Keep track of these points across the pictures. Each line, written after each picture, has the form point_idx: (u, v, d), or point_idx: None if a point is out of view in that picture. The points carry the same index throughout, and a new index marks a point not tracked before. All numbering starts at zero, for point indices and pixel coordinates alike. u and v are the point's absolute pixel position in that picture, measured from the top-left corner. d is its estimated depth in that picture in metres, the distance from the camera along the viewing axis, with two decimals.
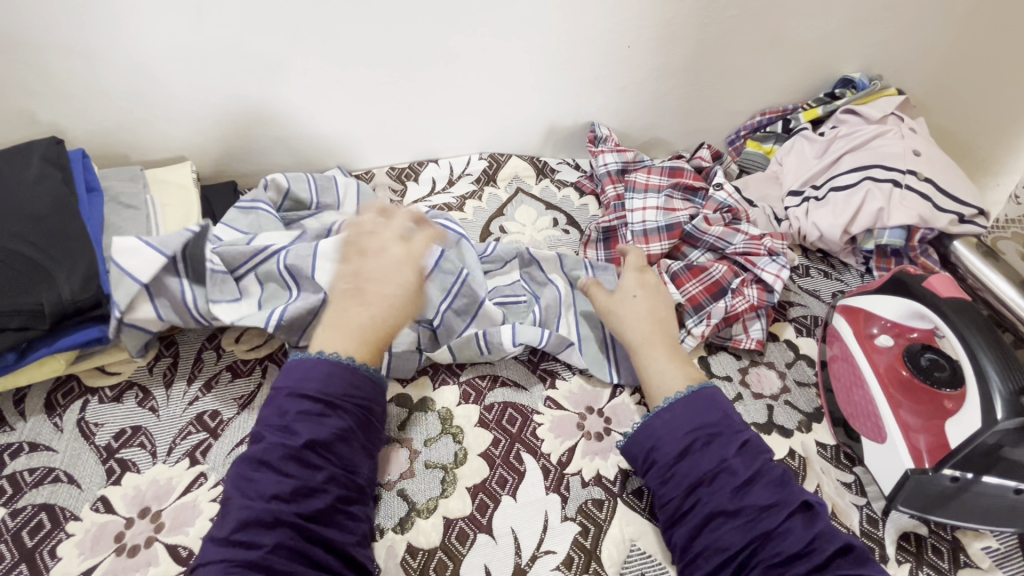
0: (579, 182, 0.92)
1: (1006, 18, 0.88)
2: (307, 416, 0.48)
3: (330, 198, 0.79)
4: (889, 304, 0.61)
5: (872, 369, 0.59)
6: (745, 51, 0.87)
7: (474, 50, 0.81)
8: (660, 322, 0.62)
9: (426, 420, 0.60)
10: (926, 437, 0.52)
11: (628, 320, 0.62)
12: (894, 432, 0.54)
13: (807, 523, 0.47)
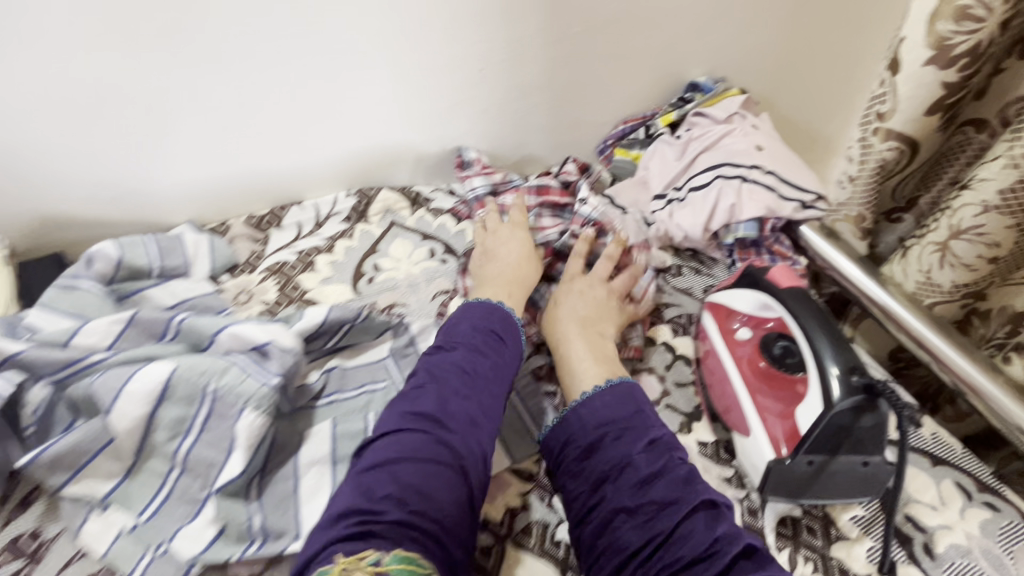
0: (455, 208, 0.90)
1: (818, 17, 0.96)
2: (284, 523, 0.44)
3: (176, 260, 0.72)
4: (741, 296, 0.63)
5: (734, 361, 0.61)
6: (596, 65, 0.90)
7: (319, 83, 0.77)
8: (580, 320, 0.67)
9: (271, 502, 0.53)
10: (783, 425, 0.54)
11: (554, 322, 0.67)
12: (757, 423, 0.56)
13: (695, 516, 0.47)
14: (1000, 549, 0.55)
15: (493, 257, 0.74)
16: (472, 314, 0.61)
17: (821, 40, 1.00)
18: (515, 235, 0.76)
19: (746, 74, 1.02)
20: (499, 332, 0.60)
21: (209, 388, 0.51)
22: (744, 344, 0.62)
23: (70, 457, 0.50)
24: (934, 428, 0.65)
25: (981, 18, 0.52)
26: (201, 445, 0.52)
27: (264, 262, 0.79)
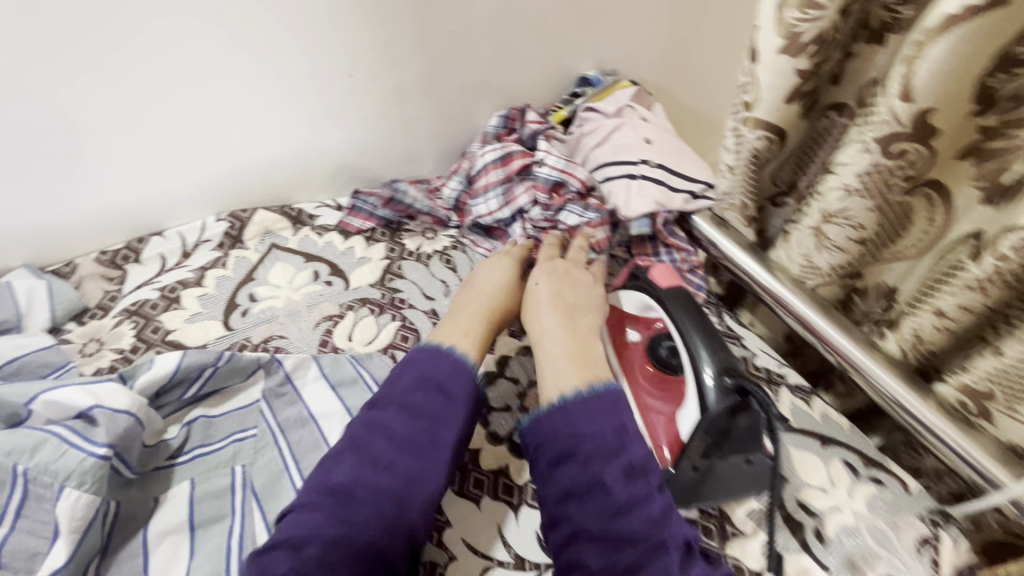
0: (342, 224, 0.84)
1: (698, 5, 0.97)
2: None
3: (6, 313, 0.63)
4: (629, 297, 0.66)
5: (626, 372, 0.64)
6: (479, 63, 0.86)
7: (162, 100, 0.69)
8: (560, 303, 0.64)
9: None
10: (666, 428, 0.57)
11: (534, 310, 0.64)
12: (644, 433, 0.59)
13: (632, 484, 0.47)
14: (885, 523, 0.56)
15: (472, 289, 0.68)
16: (434, 358, 0.57)
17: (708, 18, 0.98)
18: (501, 272, 0.70)
19: (635, 64, 1.01)
20: (453, 371, 0.56)
21: (22, 467, 0.45)
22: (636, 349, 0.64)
23: None
24: (822, 408, 0.67)
25: (823, 5, 0.51)
26: (18, 536, 0.44)
27: (119, 303, 0.71)
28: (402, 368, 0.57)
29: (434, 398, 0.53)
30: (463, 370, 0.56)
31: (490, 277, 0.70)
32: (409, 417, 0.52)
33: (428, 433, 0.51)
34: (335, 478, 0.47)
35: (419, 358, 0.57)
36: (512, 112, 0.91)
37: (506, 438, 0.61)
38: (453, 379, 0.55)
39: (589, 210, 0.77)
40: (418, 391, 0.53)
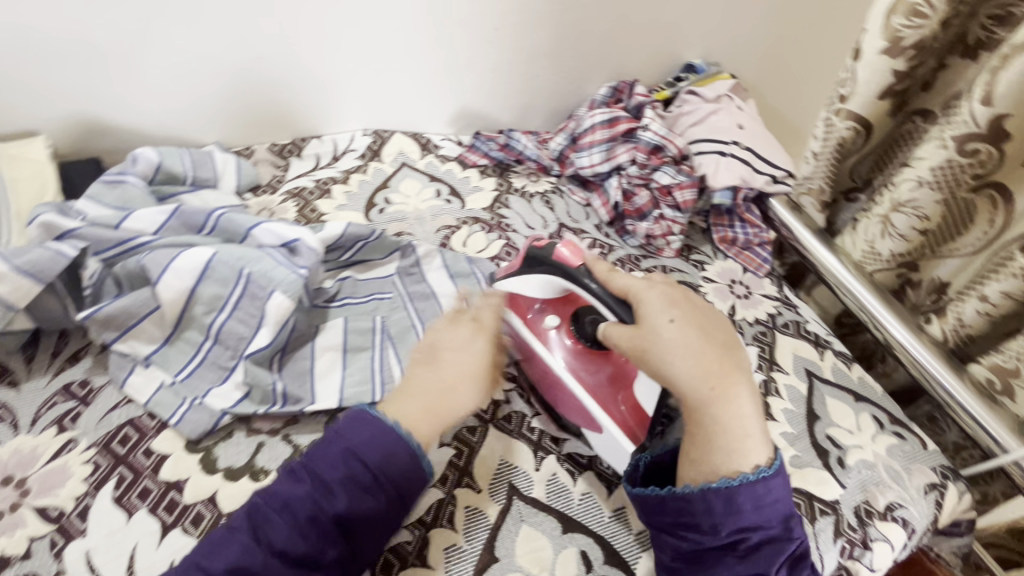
0: (461, 156, 0.98)
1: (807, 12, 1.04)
2: (352, 482, 0.46)
3: (207, 173, 0.79)
4: (541, 283, 0.61)
5: (554, 354, 0.62)
6: (601, 36, 0.99)
7: (350, 24, 0.85)
8: (715, 348, 0.52)
9: (291, 375, 0.61)
10: (626, 403, 0.58)
11: (656, 367, 0.52)
12: (603, 418, 0.57)
13: (761, 505, 0.48)
14: (900, 466, 0.66)
15: (433, 358, 0.56)
16: (364, 428, 0.49)
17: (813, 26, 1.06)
18: (475, 341, 0.57)
19: (735, 56, 1.10)
20: (394, 455, 0.48)
21: (246, 270, 0.59)
22: (553, 332, 0.63)
23: (120, 318, 0.57)
24: (861, 373, 0.76)
25: (928, 15, 0.61)
26: (234, 321, 0.59)
27: (284, 185, 0.87)
28: (335, 437, 0.49)
29: (406, 462, 0.48)
30: (388, 434, 0.49)
31: (456, 343, 0.57)
32: (371, 482, 0.47)
33: (347, 487, 0.46)
34: (304, 507, 0.45)
35: (354, 425, 0.49)
36: (621, 85, 1.03)
37: None
38: (397, 464, 0.48)
39: (681, 174, 0.88)
40: (339, 467, 0.47)
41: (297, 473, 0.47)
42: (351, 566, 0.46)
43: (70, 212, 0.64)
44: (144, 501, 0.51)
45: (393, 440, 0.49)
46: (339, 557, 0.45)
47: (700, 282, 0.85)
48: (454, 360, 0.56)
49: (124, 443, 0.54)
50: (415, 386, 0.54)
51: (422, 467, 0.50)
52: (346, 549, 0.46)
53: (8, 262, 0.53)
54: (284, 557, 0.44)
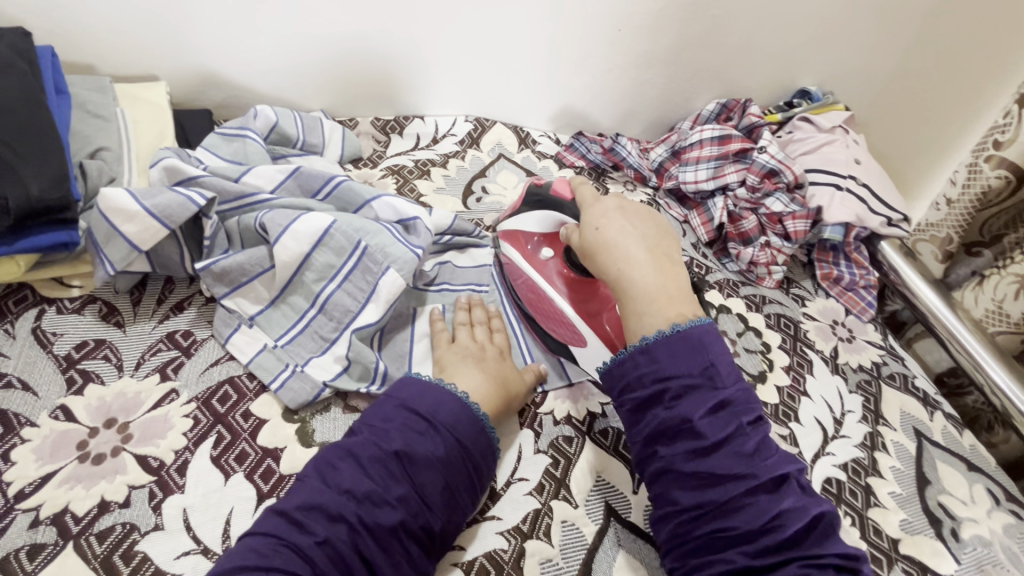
0: (559, 155, 0.96)
1: (942, 43, 0.96)
2: (411, 432, 0.47)
3: (316, 138, 0.77)
4: (535, 217, 0.64)
5: (550, 282, 0.62)
6: (721, 49, 0.95)
7: (475, 7, 0.83)
8: (644, 236, 0.56)
9: (391, 356, 0.59)
10: (609, 321, 0.60)
11: (609, 259, 0.54)
12: (588, 331, 0.59)
13: (697, 393, 0.47)
14: (1018, 547, 0.61)
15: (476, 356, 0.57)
16: (413, 386, 0.50)
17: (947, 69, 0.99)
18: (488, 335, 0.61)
19: (852, 84, 1.03)
20: (444, 401, 0.49)
21: (363, 242, 0.58)
22: (549, 262, 0.63)
23: (233, 274, 0.57)
24: (972, 440, 0.71)
25: None
26: (342, 292, 0.57)
27: (384, 161, 0.85)
28: (388, 397, 0.50)
29: (458, 410, 0.49)
30: (454, 399, 0.50)
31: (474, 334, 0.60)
32: (427, 428, 0.47)
33: (413, 443, 0.46)
34: (366, 449, 0.45)
35: (407, 385, 0.50)
36: (733, 102, 0.99)
37: None
38: (448, 411, 0.48)
39: (794, 203, 0.84)
40: (394, 418, 0.48)
41: (355, 433, 0.48)
42: (424, 514, 0.44)
43: (190, 158, 0.64)
44: (241, 465, 0.49)
45: (458, 405, 0.49)
46: (404, 496, 0.44)
47: (801, 318, 0.80)
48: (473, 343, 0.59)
49: (223, 402, 0.53)
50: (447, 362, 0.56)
51: (484, 424, 0.50)
52: (411, 490, 0.44)
53: (137, 202, 0.52)
54: (366, 522, 0.42)
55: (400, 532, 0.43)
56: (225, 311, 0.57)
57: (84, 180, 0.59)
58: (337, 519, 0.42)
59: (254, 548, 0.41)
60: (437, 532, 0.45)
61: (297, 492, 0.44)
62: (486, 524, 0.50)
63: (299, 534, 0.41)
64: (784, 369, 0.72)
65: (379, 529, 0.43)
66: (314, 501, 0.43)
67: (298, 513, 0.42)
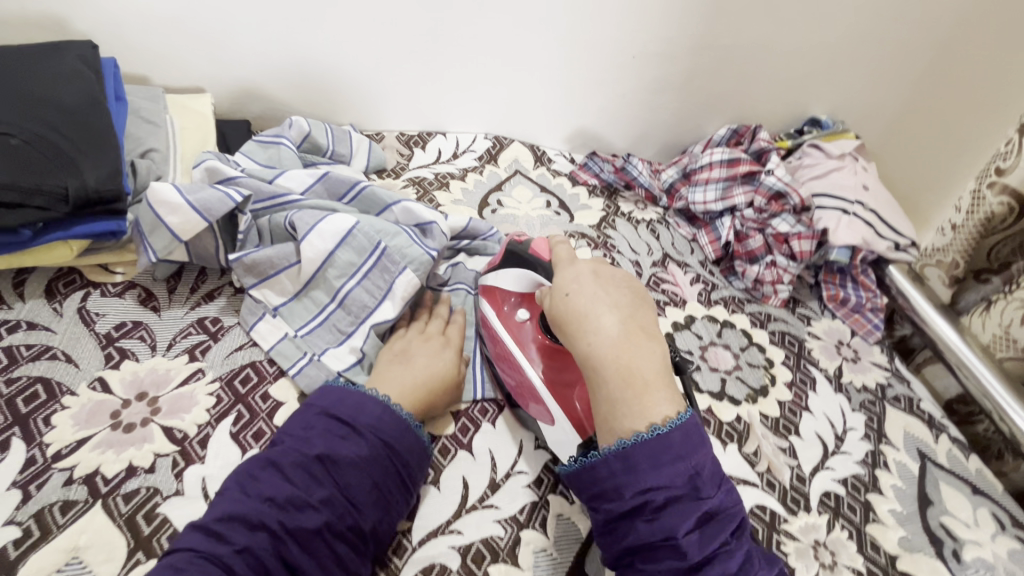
0: (573, 172, 0.99)
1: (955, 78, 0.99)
2: (331, 435, 0.46)
3: (344, 150, 0.83)
4: (512, 277, 0.60)
5: (523, 350, 0.58)
6: (732, 78, 0.99)
7: (497, 34, 0.89)
8: (620, 309, 0.51)
9: None
10: (579, 399, 0.55)
11: (580, 331, 0.50)
12: (555, 408, 0.54)
13: (659, 464, 0.43)
14: None
15: (408, 357, 0.57)
16: (332, 392, 0.50)
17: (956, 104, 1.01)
18: (444, 351, 0.59)
19: (864, 116, 1.07)
20: (364, 402, 0.49)
21: (383, 244, 0.62)
22: (525, 325, 0.59)
23: (262, 266, 0.61)
24: (979, 465, 0.70)
25: None
26: (360, 289, 0.61)
27: (406, 173, 0.90)
28: (305, 406, 0.49)
29: (380, 412, 0.49)
30: (377, 402, 0.49)
31: (429, 351, 0.58)
32: (349, 433, 0.47)
33: (330, 452, 0.45)
34: (287, 456, 0.44)
35: (327, 391, 0.50)
36: (743, 128, 1.02)
37: (686, 373, 0.71)
38: (369, 414, 0.48)
39: (800, 224, 0.87)
40: (315, 424, 0.47)
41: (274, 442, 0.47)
42: (353, 515, 0.44)
43: (229, 160, 0.70)
44: (257, 442, 0.52)
45: (380, 407, 0.49)
46: (328, 498, 0.43)
47: (805, 336, 0.81)
48: (426, 363, 0.56)
49: (244, 383, 0.56)
50: (389, 377, 0.54)
51: (410, 423, 0.50)
52: (335, 491, 0.44)
53: (180, 194, 0.57)
54: (289, 527, 0.41)
55: (325, 532, 0.42)
56: (252, 301, 0.62)
57: (134, 177, 0.65)
58: (258, 527, 0.40)
59: (172, 563, 0.38)
60: (367, 531, 0.44)
61: (217, 505, 0.42)
62: (483, 512, 0.52)
63: (220, 545, 0.39)
64: (787, 384, 0.73)
65: (302, 533, 0.41)
66: (235, 511, 0.41)
67: (217, 525, 0.40)
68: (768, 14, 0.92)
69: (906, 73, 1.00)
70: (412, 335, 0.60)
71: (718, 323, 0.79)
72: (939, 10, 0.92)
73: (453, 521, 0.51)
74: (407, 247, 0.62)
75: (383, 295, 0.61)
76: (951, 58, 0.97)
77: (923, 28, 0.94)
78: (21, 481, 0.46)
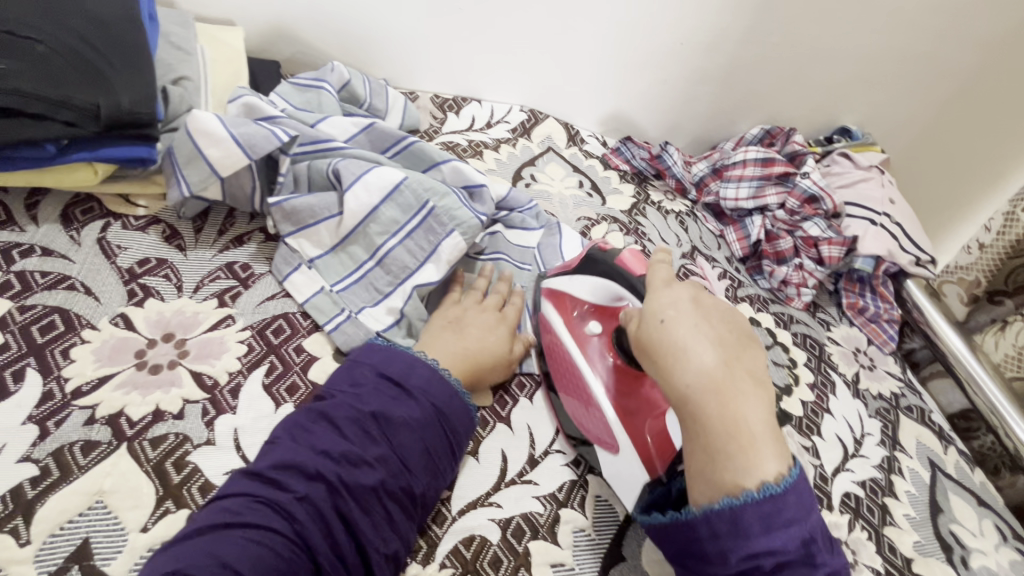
0: (605, 156, 0.97)
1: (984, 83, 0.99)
2: (383, 393, 0.45)
3: (381, 103, 0.78)
4: (593, 286, 0.58)
5: (590, 364, 0.56)
6: (773, 77, 0.98)
7: (548, 2, 0.86)
8: (719, 343, 0.45)
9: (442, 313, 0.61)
10: (650, 430, 0.52)
11: (673, 368, 0.44)
12: (625, 437, 0.52)
13: (770, 527, 0.39)
14: None
15: (460, 329, 0.55)
16: (379, 351, 0.48)
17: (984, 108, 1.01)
18: (498, 328, 0.57)
19: (891, 119, 1.05)
20: (415, 366, 0.47)
21: (430, 203, 0.59)
22: (594, 339, 0.58)
23: (302, 215, 0.58)
24: (982, 478, 0.72)
25: None
26: (403, 249, 0.58)
27: (439, 137, 0.87)
28: (353, 362, 0.47)
29: (430, 375, 0.47)
30: (427, 364, 0.48)
31: (482, 325, 0.56)
32: (401, 394, 0.45)
33: (385, 412, 0.43)
34: (340, 410, 0.43)
35: (374, 350, 0.48)
36: (776, 130, 1.01)
37: None
38: (420, 377, 0.47)
39: (830, 230, 0.87)
40: (365, 383, 0.45)
41: (323, 396, 0.45)
42: (405, 476, 0.42)
43: (266, 98, 0.65)
44: (292, 396, 0.49)
45: (429, 372, 0.47)
46: (382, 456, 0.42)
47: (825, 340, 0.82)
48: (479, 337, 0.54)
49: (277, 334, 0.53)
50: (437, 343, 0.52)
51: (458, 390, 0.48)
52: (389, 450, 0.42)
53: (225, 129, 0.53)
54: (345, 481, 0.40)
55: (379, 491, 0.41)
56: (286, 250, 0.58)
57: (165, 103, 0.60)
58: (316, 477, 0.39)
59: (227, 507, 0.37)
60: (418, 495, 0.42)
61: (269, 454, 0.41)
62: (522, 487, 0.51)
63: (276, 491, 0.38)
64: (810, 386, 0.74)
65: (357, 488, 0.40)
66: (290, 459, 0.40)
67: (274, 473, 0.39)
68: (819, 15, 0.91)
69: (940, 80, 0.99)
70: (468, 304, 0.58)
71: None
72: (981, 26, 0.92)
73: (492, 493, 0.49)
74: (456, 210, 0.60)
75: (426, 255, 0.59)
76: (994, 82, 0.98)
77: (966, 48, 0.95)
78: (38, 417, 0.42)
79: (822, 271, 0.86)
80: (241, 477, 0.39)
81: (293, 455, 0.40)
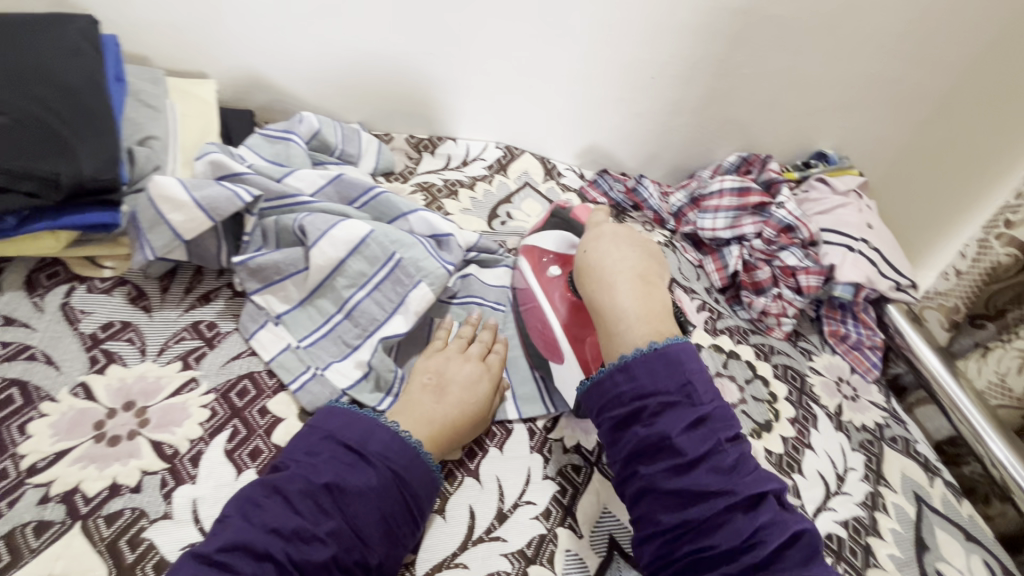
0: (582, 189, 0.98)
1: (960, 97, 0.97)
2: (337, 462, 0.44)
3: (353, 149, 0.79)
4: (555, 236, 0.65)
5: (550, 298, 0.62)
6: (746, 106, 0.99)
7: (516, 43, 0.88)
8: (632, 259, 0.59)
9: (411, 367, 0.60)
10: (590, 348, 0.59)
11: (590, 281, 0.58)
12: (570, 352, 0.59)
13: (657, 374, 0.49)
14: None
15: (441, 390, 0.53)
16: (338, 415, 0.48)
17: (960, 119, 1.00)
18: (482, 381, 0.55)
19: (866, 133, 1.04)
20: (373, 431, 0.47)
21: (397, 255, 0.59)
22: (555, 279, 0.63)
23: (267, 271, 0.58)
24: (970, 510, 0.71)
25: None
26: (370, 301, 0.58)
27: (414, 178, 0.87)
28: (309, 428, 0.47)
29: (389, 439, 0.46)
30: (383, 427, 0.47)
31: (465, 381, 0.54)
32: (356, 461, 0.45)
33: (337, 484, 0.43)
34: (293, 483, 0.42)
35: (332, 414, 0.48)
36: (753, 157, 1.03)
37: None
38: (377, 441, 0.46)
39: (807, 259, 0.87)
40: (319, 451, 0.45)
41: (279, 468, 0.45)
42: (360, 549, 0.42)
43: (233, 154, 0.66)
44: (254, 461, 0.49)
45: (392, 438, 0.47)
46: (335, 531, 0.42)
47: (807, 371, 0.81)
48: (462, 400, 0.53)
49: (241, 396, 0.53)
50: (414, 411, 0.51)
51: (417, 452, 0.47)
52: (342, 523, 0.42)
53: (186, 192, 0.54)
54: (294, 560, 0.40)
55: (331, 567, 0.40)
56: (252, 308, 0.58)
57: (131, 164, 0.61)
58: (264, 557, 0.39)
59: None
60: (374, 567, 0.42)
61: (220, 533, 0.40)
62: (490, 545, 0.50)
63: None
64: (790, 421, 0.73)
65: (311, 566, 0.40)
66: (245, 540, 0.39)
67: (221, 556, 0.39)
68: (786, 44, 0.91)
69: (917, 95, 0.98)
70: (454, 353, 0.57)
71: (724, 353, 0.78)
72: (952, 48, 0.92)
73: (458, 554, 0.49)
74: (421, 261, 0.59)
75: (393, 309, 0.58)
76: (970, 95, 0.97)
77: (938, 73, 0.95)
78: None
79: (801, 301, 0.85)
80: (188, 558, 0.39)
81: (245, 533, 0.40)
